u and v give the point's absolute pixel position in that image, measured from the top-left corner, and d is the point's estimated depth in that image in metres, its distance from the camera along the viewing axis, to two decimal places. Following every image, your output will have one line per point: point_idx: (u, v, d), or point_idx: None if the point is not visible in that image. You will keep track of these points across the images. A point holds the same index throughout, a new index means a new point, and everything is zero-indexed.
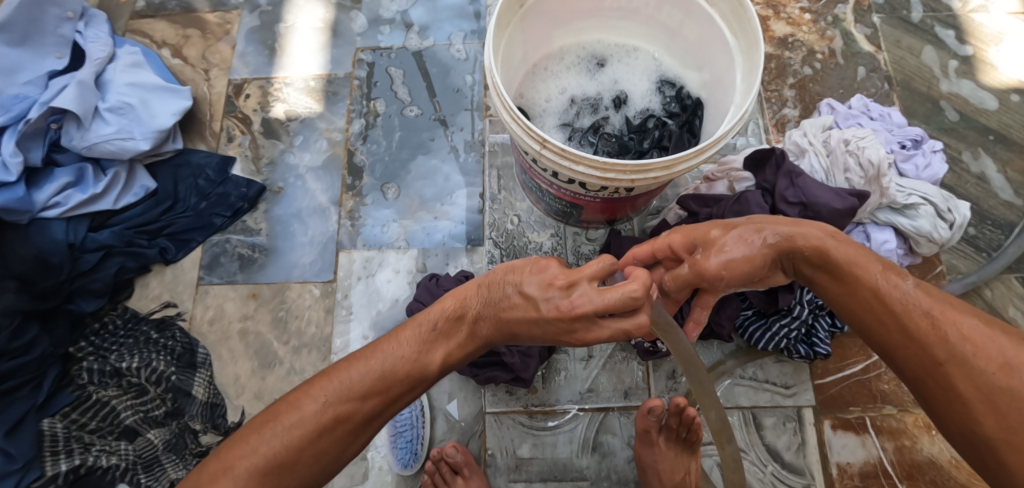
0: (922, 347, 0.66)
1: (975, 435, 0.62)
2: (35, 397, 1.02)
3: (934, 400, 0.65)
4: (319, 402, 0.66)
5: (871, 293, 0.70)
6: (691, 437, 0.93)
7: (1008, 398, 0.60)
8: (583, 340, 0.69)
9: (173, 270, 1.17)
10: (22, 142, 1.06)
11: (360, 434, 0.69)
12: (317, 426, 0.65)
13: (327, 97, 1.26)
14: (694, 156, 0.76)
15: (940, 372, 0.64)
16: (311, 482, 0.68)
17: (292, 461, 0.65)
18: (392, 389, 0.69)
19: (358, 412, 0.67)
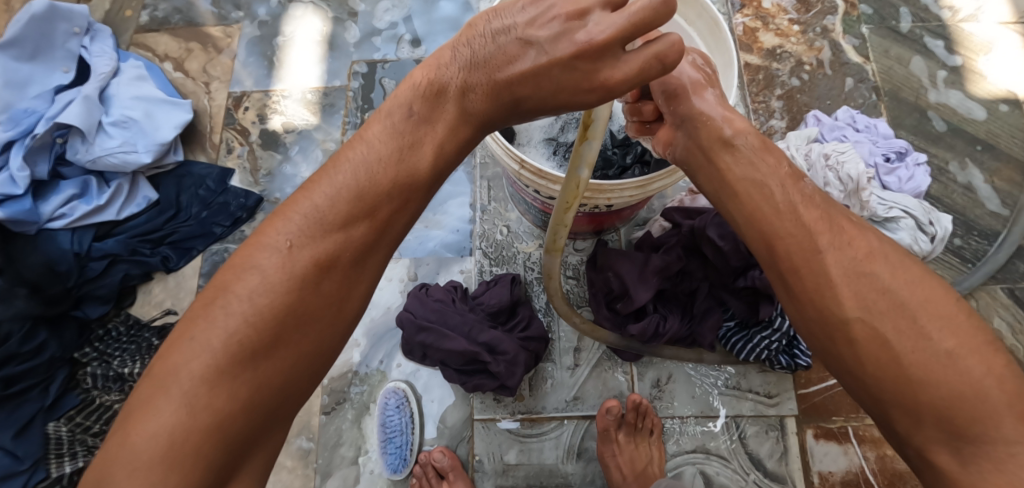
0: (807, 234, 0.65)
1: (834, 317, 0.62)
2: (43, 399, 1.06)
3: (806, 284, 0.64)
4: (285, 249, 0.61)
5: (772, 179, 0.68)
6: (645, 424, 1.01)
7: (868, 282, 0.62)
8: (613, 89, 0.60)
9: (175, 277, 1.20)
10: (29, 156, 1.11)
11: (354, 279, 0.64)
12: (294, 270, 0.61)
13: (324, 109, 1.29)
14: (667, 175, 0.79)
15: (817, 259, 0.64)
16: (316, 337, 0.62)
17: (278, 321, 0.60)
18: (378, 210, 0.64)
19: (341, 242, 0.62)
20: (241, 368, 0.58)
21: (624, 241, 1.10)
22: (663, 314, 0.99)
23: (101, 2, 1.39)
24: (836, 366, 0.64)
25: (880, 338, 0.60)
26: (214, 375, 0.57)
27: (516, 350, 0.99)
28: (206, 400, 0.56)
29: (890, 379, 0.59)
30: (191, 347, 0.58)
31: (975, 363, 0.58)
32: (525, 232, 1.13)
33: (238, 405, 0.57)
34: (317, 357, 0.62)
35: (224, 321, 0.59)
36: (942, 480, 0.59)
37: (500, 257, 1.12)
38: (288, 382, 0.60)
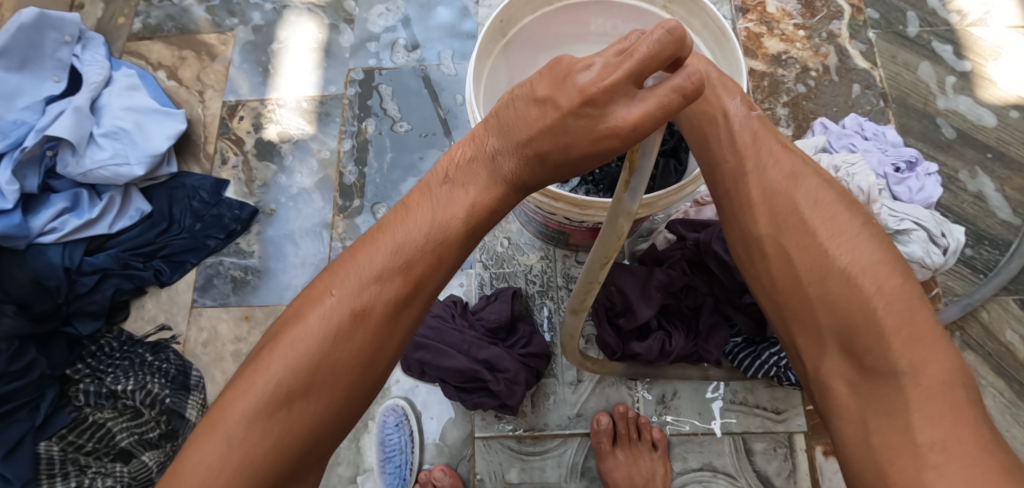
0: (740, 158, 0.68)
1: (755, 237, 0.66)
2: (34, 418, 1.04)
3: (732, 207, 0.68)
4: (327, 300, 0.60)
5: (719, 113, 0.69)
6: (643, 436, 0.99)
7: (784, 203, 0.65)
8: (636, 126, 0.53)
9: (169, 292, 1.17)
10: (18, 170, 1.08)
11: (389, 333, 0.61)
12: (333, 322, 0.59)
13: (319, 118, 1.27)
14: (675, 193, 0.77)
15: (743, 182, 0.67)
16: (349, 390, 0.59)
17: (312, 370, 0.57)
18: (414, 267, 0.61)
19: (378, 298, 0.60)
20: (276, 410, 0.56)
21: (628, 253, 1.08)
22: (668, 330, 0.98)
23: (94, 9, 1.36)
24: (754, 283, 0.67)
25: (788, 257, 0.64)
26: (253, 416, 0.55)
27: (517, 368, 0.97)
28: (244, 441, 0.54)
29: (794, 294, 0.64)
30: (237, 391, 0.57)
31: (869, 283, 0.60)
32: (526, 243, 1.11)
33: (271, 448, 0.55)
34: (350, 406, 0.60)
35: (266, 365, 0.57)
36: (833, 405, 0.60)
37: (501, 271, 1.10)
38: (318, 433, 0.58)
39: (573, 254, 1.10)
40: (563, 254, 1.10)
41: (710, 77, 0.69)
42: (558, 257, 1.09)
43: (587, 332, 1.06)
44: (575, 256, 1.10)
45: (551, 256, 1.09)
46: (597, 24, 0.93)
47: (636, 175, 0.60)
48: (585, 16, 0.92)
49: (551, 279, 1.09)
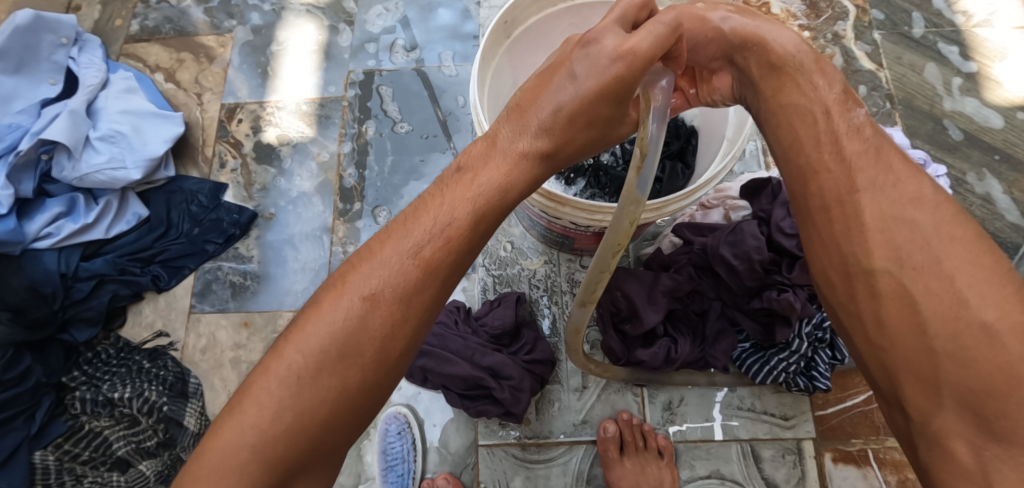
0: (847, 172, 0.58)
1: (859, 266, 0.56)
2: (29, 427, 1.02)
3: (833, 231, 0.58)
4: (339, 287, 0.58)
5: (820, 110, 0.62)
6: (650, 444, 0.98)
7: (907, 232, 0.55)
8: (635, 51, 0.58)
9: (166, 297, 1.16)
10: (14, 174, 1.06)
11: (401, 319, 0.57)
12: (343, 307, 0.56)
13: (319, 121, 1.25)
14: (683, 198, 0.76)
15: (852, 201, 0.57)
16: (359, 376, 0.56)
17: (321, 355, 0.55)
18: (426, 250, 0.58)
19: (387, 281, 0.57)
20: (286, 395, 0.54)
21: (633, 257, 1.07)
22: (674, 337, 0.96)
23: (90, 11, 1.34)
24: (845, 317, 0.58)
25: (908, 298, 0.53)
26: (265, 400, 0.54)
27: (521, 375, 0.95)
28: (255, 425, 0.53)
29: (909, 343, 0.53)
30: (254, 376, 0.56)
31: (1015, 343, 0.50)
32: (529, 248, 1.09)
33: (281, 432, 0.53)
34: (362, 395, 0.57)
35: (281, 351, 0.56)
36: (944, 466, 0.52)
37: (504, 276, 1.08)
38: (331, 421, 0.55)
39: (578, 258, 1.09)
40: (567, 258, 1.09)
41: (801, 62, 0.64)
42: (562, 262, 1.08)
43: (592, 338, 1.04)
44: (579, 260, 1.08)
45: (555, 260, 1.08)
46: None
47: (647, 158, 0.61)
48: (591, 15, 0.90)
49: (555, 283, 1.07)
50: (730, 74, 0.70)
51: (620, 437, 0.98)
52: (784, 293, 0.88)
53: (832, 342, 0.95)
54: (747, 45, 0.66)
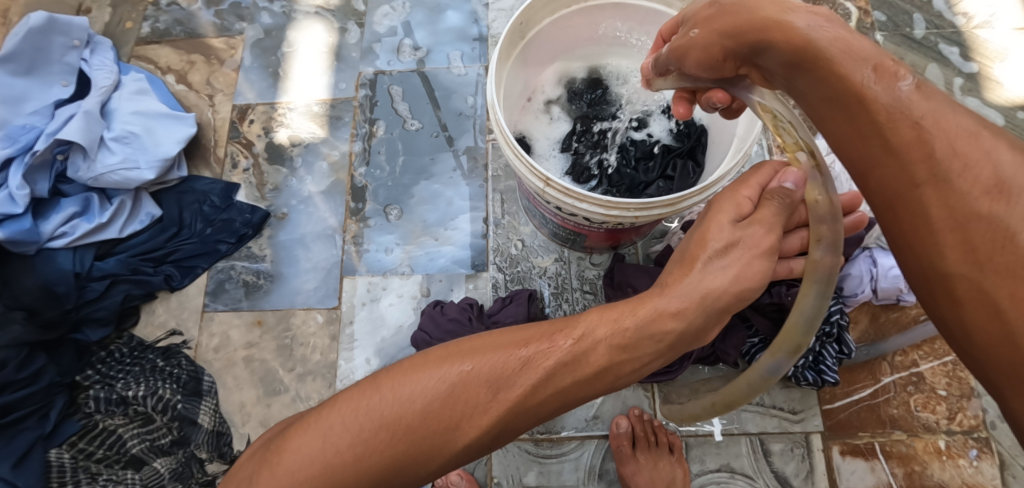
0: (902, 166, 0.52)
1: (936, 270, 0.51)
2: (42, 427, 1.02)
3: (906, 232, 0.52)
4: (448, 354, 0.63)
5: (855, 100, 0.54)
6: (661, 440, 0.99)
7: (987, 229, 0.49)
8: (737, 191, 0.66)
9: (179, 297, 1.17)
10: (29, 174, 1.07)
11: (482, 409, 0.60)
12: (441, 379, 0.60)
13: (330, 122, 1.26)
14: (698, 193, 0.76)
15: (917, 196, 0.51)
16: (432, 444, 0.60)
17: (407, 409, 0.59)
18: (527, 348, 0.62)
19: (486, 372, 0.61)
20: (369, 431, 0.59)
21: (642, 254, 1.10)
22: None
23: (101, 13, 1.35)
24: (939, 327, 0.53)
25: (992, 304, 0.48)
26: (351, 427, 0.59)
27: None
28: (334, 445, 0.59)
29: (1004, 353, 0.48)
30: (347, 400, 0.61)
31: None
32: (540, 246, 1.13)
33: (352, 461, 0.58)
34: (423, 458, 0.60)
35: (380, 385, 0.62)
36: None
37: (515, 273, 1.12)
38: (389, 472, 0.59)
39: (588, 255, 1.11)
40: (577, 256, 1.11)
41: (823, 50, 0.54)
42: (572, 259, 1.10)
43: None
44: (590, 258, 1.11)
45: (565, 258, 1.11)
46: (612, 26, 0.95)
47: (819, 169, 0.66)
48: (601, 19, 0.93)
49: (565, 282, 1.10)
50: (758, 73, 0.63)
51: (632, 433, 0.99)
52: (794, 287, 0.90)
53: (839, 335, 0.95)
54: (760, 44, 0.59)
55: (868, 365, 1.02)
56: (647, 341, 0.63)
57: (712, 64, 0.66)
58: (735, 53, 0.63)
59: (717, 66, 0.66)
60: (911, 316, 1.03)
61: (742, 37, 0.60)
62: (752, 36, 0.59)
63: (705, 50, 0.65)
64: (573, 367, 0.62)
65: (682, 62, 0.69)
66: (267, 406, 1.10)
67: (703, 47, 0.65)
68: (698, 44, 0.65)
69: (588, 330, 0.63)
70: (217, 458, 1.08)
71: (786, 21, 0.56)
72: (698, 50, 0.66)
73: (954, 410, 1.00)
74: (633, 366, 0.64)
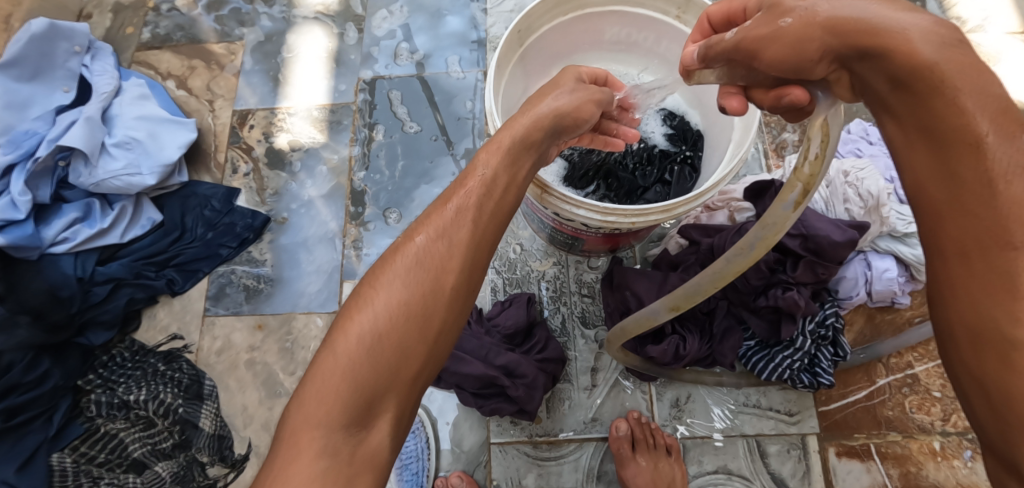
0: (999, 219, 0.46)
1: (998, 331, 0.46)
2: (47, 429, 1.03)
3: (972, 280, 0.48)
4: (399, 240, 0.63)
5: (968, 142, 0.47)
6: (659, 442, 1.00)
7: None
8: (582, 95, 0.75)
9: (181, 301, 1.17)
10: (31, 180, 1.08)
11: (451, 252, 0.61)
12: (399, 251, 0.62)
13: (331, 127, 1.27)
14: (693, 200, 0.77)
15: (1002, 255, 0.47)
16: (422, 298, 0.59)
17: (386, 285, 0.59)
18: (454, 201, 0.65)
19: (435, 224, 0.63)
20: (368, 324, 0.57)
21: (640, 258, 1.10)
22: (682, 334, 0.99)
23: (102, 19, 1.36)
24: (974, 393, 0.48)
25: None
26: (350, 329, 0.57)
27: (535, 373, 0.97)
28: (341, 349, 0.57)
29: None
30: (337, 319, 0.59)
31: None
32: (538, 250, 1.12)
33: (364, 354, 0.56)
34: (428, 319, 0.59)
35: (358, 291, 0.60)
36: None
37: (514, 277, 1.11)
38: (408, 343, 0.57)
39: (586, 259, 1.11)
40: (575, 259, 1.11)
41: (949, 76, 0.47)
42: (570, 263, 1.11)
43: (601, 337, 1.07)
44: (587, 262, 1.11)
45: (563, 262, 1.11)
46: (611, 32, 0.96)
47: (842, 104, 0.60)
48: (599, 25, 0.94)
49: (563, 286, 1.10)
50: (845, 81, 0.54)
51: (632, 435, 1.00)
52: (789, 291, 0.91)
53: (834, 339, 0.97)
54: (875, 56, 0.50)
55: (863, 366, 1.04)
56: (527, 152, 0.70)
57: (796, 65, 0.54)
58: (837, 58, 0.52)
59: (805, 68, 0.54)
60: (906, 318, 1.04)
61: (857, 44, 0.50)
62: (867, 42, 0.49)
63: (795, 46, 0.53)
64: (490, 193, 0.66)
65: (755, 54, 0.57)
66: (269, 409, 1.11)
67: (794, 42, 0.53)
68: (788, 38, 0.53)
69: (486, 165, 0.67)
70: (219, 461, 1.08)
71: (908, 41, 0.48)
72: (781, 44, 0.54)
73: (948, 411, 1.01)
74: (523, 172, 0.70)
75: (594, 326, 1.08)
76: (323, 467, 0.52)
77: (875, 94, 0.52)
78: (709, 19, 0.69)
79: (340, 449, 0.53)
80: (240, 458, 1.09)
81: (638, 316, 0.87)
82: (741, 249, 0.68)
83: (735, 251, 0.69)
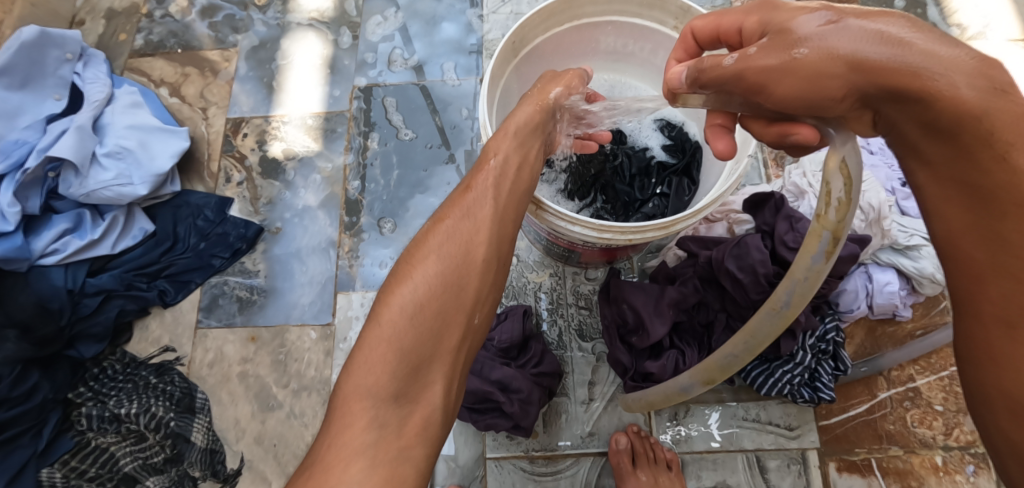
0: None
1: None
2: (36, 444, 1.02)
3: (1017, 358, 0.49)
4: (428, 224, 0.69)
5: (1018, 205, 0.48)
6: (659, 456, 0.98)
7: None
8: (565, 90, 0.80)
9: (173, 312, 1.16)
10: (20, 191, 1.06)
11: (477, 229, 0.67)
12: (429, 230, 0.67)
13: (325, 135, 1.26)
14: (691, 216, 0.75)
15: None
16: (456, 271, 0.65)
17: (421, 262, 0.65)
18: (476, 184, 0.70)
19: (458, 206, 0.69)
20: (409, 297, 0.62)
21: (638, 269, 1.09)
22: (681, 349, 0.97)
23: (95, 25, 1.35)
24: (1007, 454, 0.51)
25: None
26: (392, 303, 0.62)
27: (531, 388, 0.96)
28: (386, 320, 0.61)
29: None
30: (378, 297, 0.64)
31: None
32: (535, 261, 1.11)
33: (409, 324, 0.61)
34: (462, 292, 0.64)
35: (395, 270, 0.66)
36: None
37: (509, 289, 1.09)
38: (446, 314, 0.63)
39: (583, 270, 1.10)
40: (572, 271, 1.10)
41: (993, 129, 0.48)
42: (567, 274, 1.09)
43: (598, 350, 1.06)
44: (585, 273, 1.10)
45: (560, 274, 1.09)
46: (607, 42, 0.94)
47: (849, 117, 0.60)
48: (596, 35, 0.92)
49: (561, 298, 1.08)
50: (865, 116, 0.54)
51: (632, 449, 0.99)
52: None
53: (835, 352, 0.96)
54: (909, 99, 0.50)
55: (864, 380, 1.02)
56: (534, 133, 0.76)
57: (816, 100, 0.54)
58: (863, 96, 0.52)
59: (827, 105, 0.54)
60: (907, 331, 1.03)
61: (886, 81, 0.50)
62: (906, 82, 0.49)
63: (814, 80, 0.53)
64: (504, 173, 0.71)
65: (760, 87, 0.57)
66: (261, 422, 1.10)
67: (813, 78, 0.53)
68: (807, 72, 0.53)
69: (501, 149, 0.72)
70: (211, 476, 1.07)
71: (953, 89, 0.48)
72: (793, 79, 0.54)
73: (950, 425, 1.00)
74: (534, 152, 0.76)
75: (592, 339, 1.06)
76: (374, 435, 0.57)
77: (903, 136, 0.53)
78: (693, 33, 0.70)
79: (389, 419, 0.58)
80: (233, 473, 1.07)
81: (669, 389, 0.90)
82: (774, 309, 0.70)
83: (769, 311, 0.71)
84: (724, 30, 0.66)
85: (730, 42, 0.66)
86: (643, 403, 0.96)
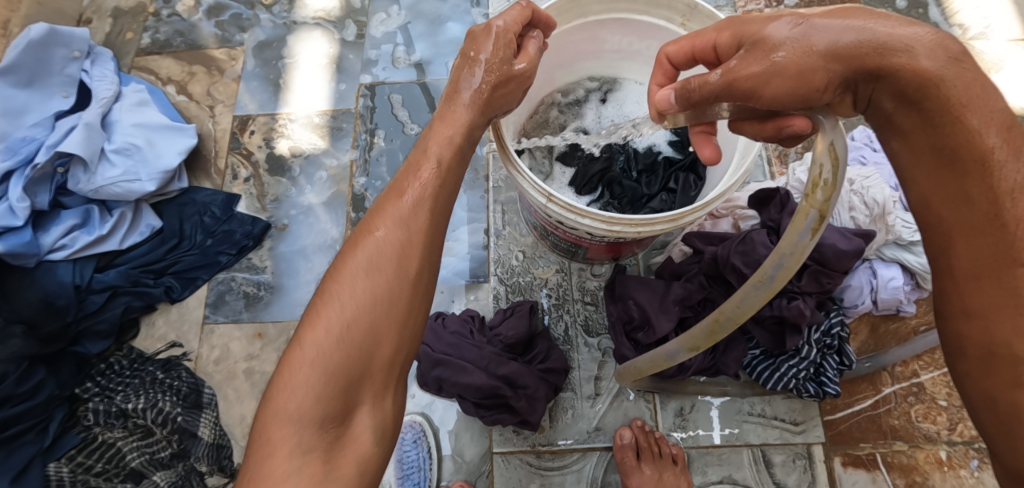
0: (1010, 238, 0.51)
1: (1008, 347, 0.51)
2: (41, 441, 1.01)
3: (987, 303, 0.52)
4: (359, 236, 0.64)
5: (977, 160, 0.51)
6: (665, 451, 0.99)
7: None
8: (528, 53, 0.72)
9: (179, 309, 1.16)
10: (29, 187, 1.07)
11: (410, 241, 0.63)
12: (361, 243, 0.64)
13: (332, 133, 1.27)
14: (700, 208, 0.76)
15: (1011, 273, 0.51)
16: (385, 288, 0.61)
17: (350, 279, 0.62)
18: (409, 190, 0.65)
19: (389, 214, 0.64)
20: (335, 318, 0.60)
21: (643, 266, 1.10)
22: None
23: (102, 24, 1.36)
24: (982, 403, 0.53)
25: None
26: (318, 325, 0.60)
27: (537, 384, 0.97)
28: (309, 345, 0.59)
29: None
30: (305, 316, 0.61)
31: None
32: (541, 257, 1.11)
33: (336, 348, 0.59)
34: (391, 309, 0.61)
35: (324, 288, 0.62)
36: None
37: (516, 285, 1.10)
38: (376, 332, 0.60)
39: (589, 267, 1.10)
40: (578, 267, 1.11)
41: (954, 96, 0.51)
42: (573, 270, 1.10)
43: (604, 346, 1.06)
44: (590, 269, 1.10)
45: (566, 269, 1.10)
46: (613, 41, 0.95)
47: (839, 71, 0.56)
48: (602, 33, 0.93)
49: (566, 293, 1.09)
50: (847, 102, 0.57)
51: (636, 444, 0.99)
52: (795, 301, 0.90)
53: (840, 348, 0.96)
54: (878, 76, 0.53)
55: (869, 376, 1.03)
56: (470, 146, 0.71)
57: (802, 96, 0.56)
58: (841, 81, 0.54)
59: (812, 98, 0.56)
60: (910, 327, 1.04)
61: (859, 66, 0.53)
62: (874, 63, 0.53)
63: (801, 76, 0.55)
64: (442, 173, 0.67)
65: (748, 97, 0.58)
66: None
67: (799, 72, 0.55)
68: (790, 71, 0.55)
69: (437, 154, 0.68)
70: (217, 471, 1.07)
71: (914, 62, 0.52)
72: (783, 81, 0.55)
73: (954, 420, 1.01)
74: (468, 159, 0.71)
75: (597, 335, 1.07)
76: (297, 463, 0.55)
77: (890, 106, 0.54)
78: (669, 57, 0.70)
79: (315, 445, 0.56)
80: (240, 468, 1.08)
81: (656, 354, 0.87)
82: (759, 281, 0.67)
83: (754, 282, 0.68)
84: (699, 50, 0.66)
85: (707, 61, 0.67)
86: (633, 371, 0.94)
